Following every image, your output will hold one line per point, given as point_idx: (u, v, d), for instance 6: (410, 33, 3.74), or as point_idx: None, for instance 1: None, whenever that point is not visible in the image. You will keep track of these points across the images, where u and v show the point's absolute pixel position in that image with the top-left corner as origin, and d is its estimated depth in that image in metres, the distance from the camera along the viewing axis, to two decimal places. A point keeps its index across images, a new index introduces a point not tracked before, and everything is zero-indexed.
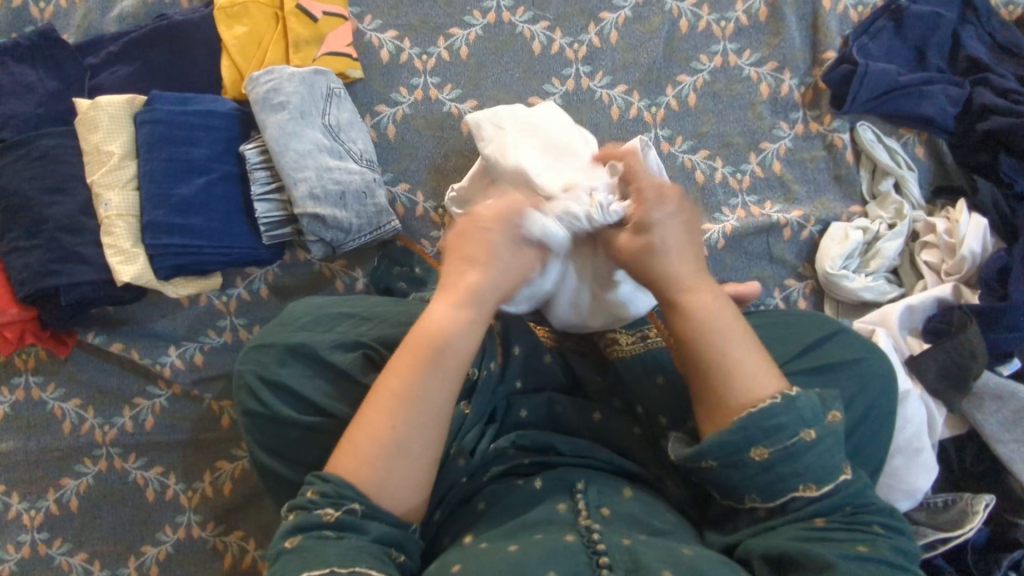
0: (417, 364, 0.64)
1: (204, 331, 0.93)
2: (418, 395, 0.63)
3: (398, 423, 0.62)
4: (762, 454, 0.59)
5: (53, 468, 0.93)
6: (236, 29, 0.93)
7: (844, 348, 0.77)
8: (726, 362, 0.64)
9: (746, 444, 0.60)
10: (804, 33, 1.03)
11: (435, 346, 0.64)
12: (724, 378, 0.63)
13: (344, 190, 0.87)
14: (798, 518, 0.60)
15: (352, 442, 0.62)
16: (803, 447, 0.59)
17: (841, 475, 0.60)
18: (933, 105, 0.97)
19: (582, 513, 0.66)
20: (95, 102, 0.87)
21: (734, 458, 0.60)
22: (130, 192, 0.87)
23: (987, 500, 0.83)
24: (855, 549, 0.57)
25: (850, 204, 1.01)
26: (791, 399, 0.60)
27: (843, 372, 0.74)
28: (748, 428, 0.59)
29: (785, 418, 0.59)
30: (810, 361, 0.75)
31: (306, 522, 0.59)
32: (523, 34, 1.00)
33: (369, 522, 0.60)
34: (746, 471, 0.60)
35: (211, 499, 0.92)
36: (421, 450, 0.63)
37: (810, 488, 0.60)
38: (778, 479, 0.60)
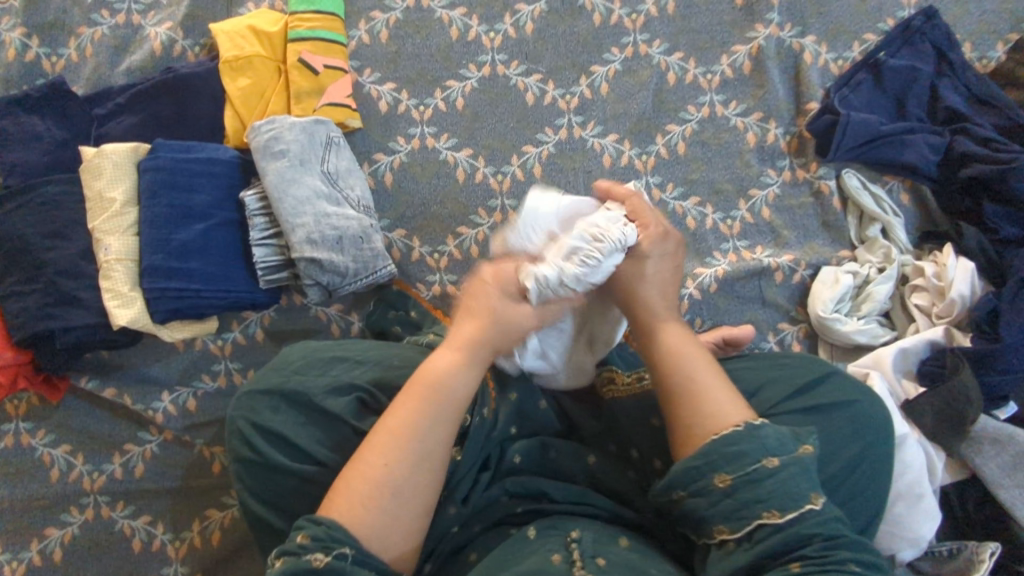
0: (421, 408, 0.66)
1: (198, 375, 0.93)
2: (416, 434, 0.64)
3: (393, 464, 0.63)
4: (724, 480, 0.60)
5: (39, 517, 0.91)
6: (241, 81, 0.97)
7: (844, 393, 0.76)
8: (703, 391, 0.67)
9: (711, 469, 0.61)
10: (788, 86, 1.07)
11: (436, 390, 0.67)
12: (694, 406, 0.66)
13: (341, 235, 0.89)
14: (765, 554, 0.58)
15: (344, 481, 0.63)
16: (765, 474, 0.59)
17: (808, 504, 0.58)
18: (916, 152, 1.00)
19: (578, 563, 0.65)
20: (100, 150, 0.89)
21: (700, 485, 0.61)
22: (131, 237, 0.88)
23: (993, 548, 0.80)
24: None
25: (840, 249, 1.03)
26: (756, 428, 0.62)
27: (836, 414, 0.74)
28: (712, 455, 0.61)
29: (747, 446, 0.61)
30: (791, 398, 0.75)
31: (296, 568, 0.57)
32: (518, 86, 1.04)
33: (356, 573, 0.58)
34: (711, 499, 0.61)
35: (199, 550, 0.90)
36: (412, 495, 0.63)
37: (774, 515, 0.58)
38: (743, 507, 0.59)
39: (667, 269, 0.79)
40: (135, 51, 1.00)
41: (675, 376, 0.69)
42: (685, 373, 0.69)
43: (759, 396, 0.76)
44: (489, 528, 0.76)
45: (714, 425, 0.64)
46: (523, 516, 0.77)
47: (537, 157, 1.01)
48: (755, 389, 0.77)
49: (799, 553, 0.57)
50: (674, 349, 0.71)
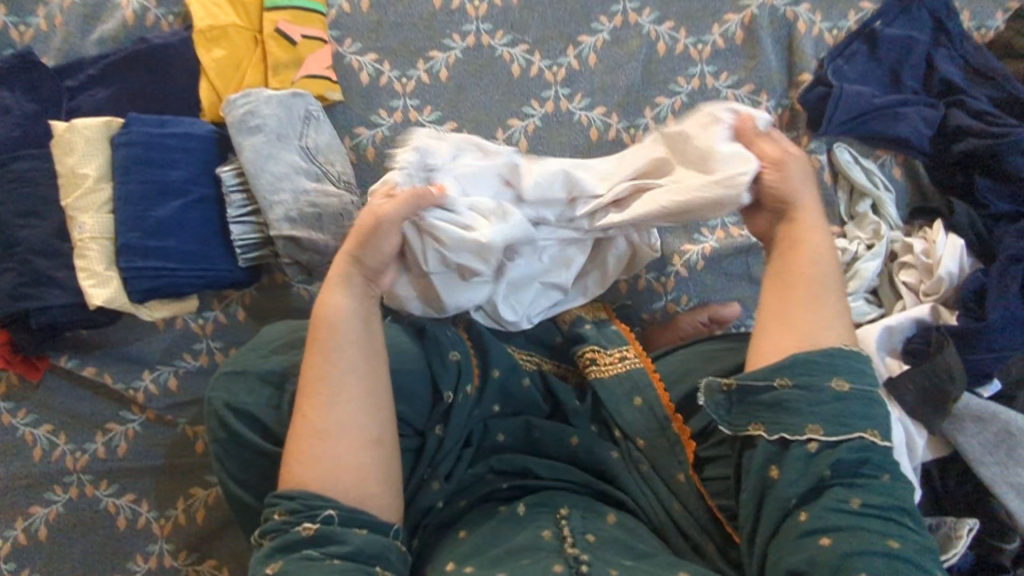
0: (321, 346, 0.69)
1: (179, 354, 0.93)
2: (326, 377, 0.68)
3: (312, 412, 0.67)
4: (842, 385, 0.65)
5: (23, 496, 0.90)
6: (215, 52, 0.93)
7: (864, 373, 0.67)
8: (819, 296, 0.70)
9: (830, 370, 0.66)
10: (781, 56, 1.04)
11: (331, 325, 0.70)
12: (809, 324, 0.69)
13: (321, 213, 0.87)
14: (834, 475, 0.63)
15: (289, 451, 0.66)
16: (868, 401, 0.66)
17: (887, 441, 0.65)
18: (909, 126, 0.98)
19: (568, 539, 0.68)
20: (71, 125, 0.86)
21: (815, 383, 0.65)
22: (104, 215, 0.86)
23: (971, 524, 0.82)
24: (886, 541, 0.59)
25: (829, 224, 1.02)
26: (857, 357, 0.68)
27: (853, 403, 0.65)
28: (836, 361, 0.66)
29: (849, 367, 0.66)
30: (820, 382, 0.65)
31: (287, 542, 0.62)
32: (503, 57, 1.01)
33: (348, 533, 0.62)
34: (819, 398, 0.65)
35: (184, 527, 0.90)
36: (346, 431, 0.66)
37: (874, 434, 0.64)
38: (848, 415, 0.64)
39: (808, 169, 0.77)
40: (106, 20, 0.97)
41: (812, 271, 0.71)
42: (813, 274, 0.71)
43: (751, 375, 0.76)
44: (476, 504, 0.78)
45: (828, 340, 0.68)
46: (508, 492, 0.79)
47: (522, 131, 0.99)
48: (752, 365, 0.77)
49: (866, 489, 0.62)
50: (814, 252, 0.73)
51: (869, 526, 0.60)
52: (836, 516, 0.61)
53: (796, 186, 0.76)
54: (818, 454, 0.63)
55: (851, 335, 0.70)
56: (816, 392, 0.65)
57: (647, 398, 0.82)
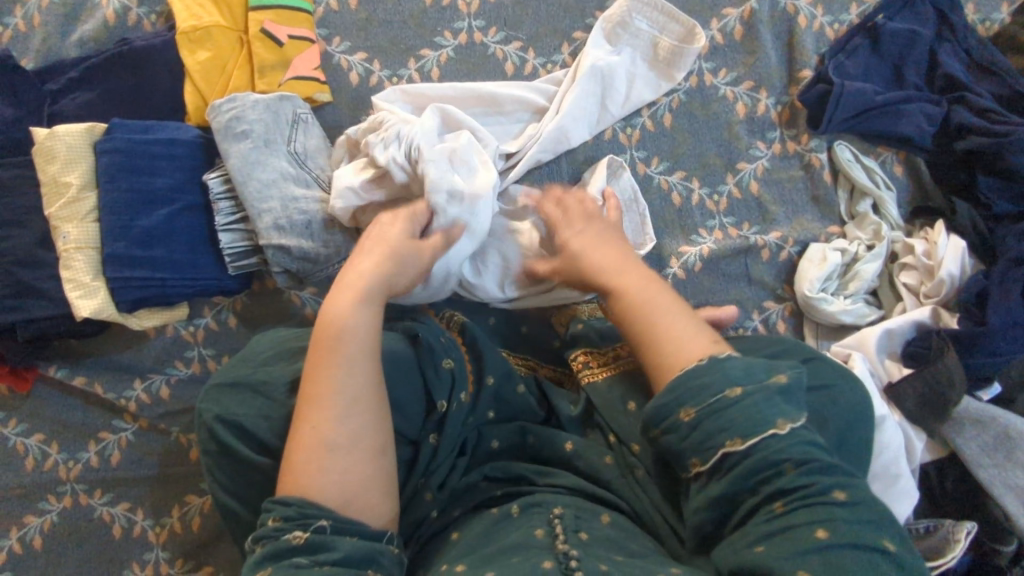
0: (331, 359, 0.67)
1: (171, 362, 0.91)
2: (335, 387, 0.65)
3: (323, 423, 0.64)
4: (689, 412, 0.61)
5: (17, 505, 0.90)
6: (200, 54, 0.91)
7: (713, 380, 0.61)
8: (666, 329, 0.70)
9: (677, 404, 0.62)
10: (781, 52, 1.02)
11: (340, 334, 0.68)
12: (660, 345, 0.70)
13: (311, 220, 0.85)
14: (736, 482, 0.58)
15: (291, 459, 0.63)
16: (727, 402, 0.60)
17: (774, 427, 0.58)
18: (912, 123, 0.96)
19: (560, 536, 0.66)
20: (52, 132, 0.84)
21: (667, 421, 0.62)
22: (89, 224, 0.84)
23: (969, 527, 0.81)
24: (813, 537, 0.54)
25: (829, 224, 1.00)
26: (716, 360, 0.63)
27: (708, 424, 0.60)
28: (678, 389, 0.62)
29: (710, 377, 0.61)
30: (672, 420, 0.62)
31: (277, 551, 0.58)
32: (496, 54, 0.98)
33: (340, 540, 0.59)
34: (679, 435, 0.61)
35: (179, 536, 0.89)
36: (357, 441, 0.65)
37: (736, 442, 0.58)
38: (708, 437, 0.60)
39: (604, 230, 0.83)
40: (87, 20, 0.95)
41: (652, 316, 0.72)
42: (652, 316, 0.72)
43: None
44: (470, 513, 0.76)
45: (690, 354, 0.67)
46: (501, 499, 0.77)
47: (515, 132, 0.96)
48: None
49: (777, 491, 0.57)
50: (637, 288, 0.75)
51: (792, 526, 0.55)
52: (762, 526, 0.56)
53: (599, 248, 0.81)
54: (712, 484, 0.60)
55: (708, 346, 0.67)
56: (676, 429, 0.62)
57: (641, 403, 0.80)
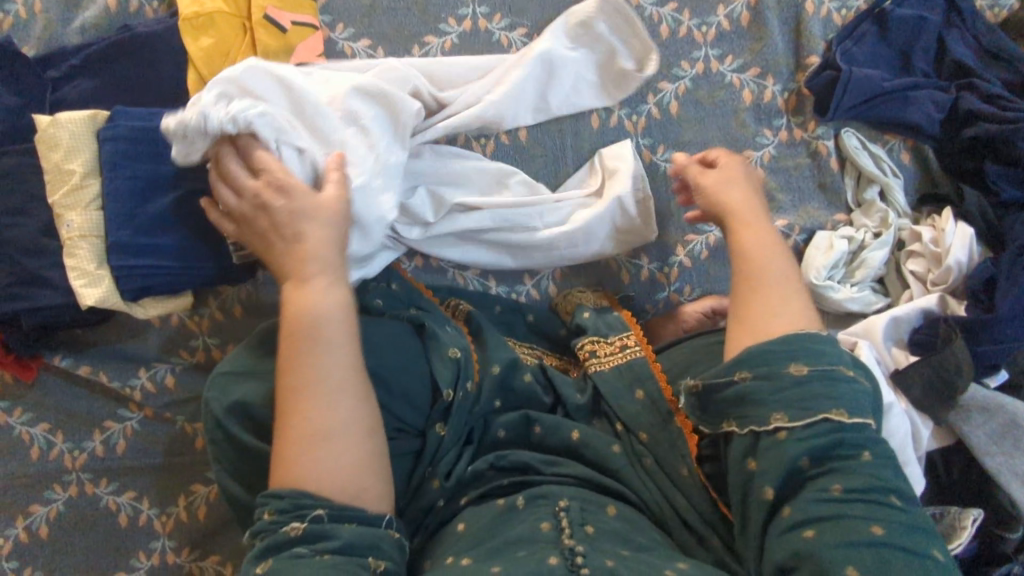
0: (307, 347, 0.65)
1: (175, 351, 0.92)
2: (316, 374, 0.64)
3: (311, 407, 0.63)
4: (800, 369, 0.65)
5: (22, 495, 0.89)
6: (203, 40, 0.90)
7: (829, 351, 0.66)
8: (776, 290, 0.73)
9: (788, 357, 0.65)
10: (789, 38, 1.01)
11: (316, 322, 0.66)
12: (763, 308, 0.72)
13: None
14: (815, 453, 0.61)
15: (282, 444, 0.62)
16: (836, 375, 0.65)
17: (866, 420, 0.63)
18: (919, 110, 0.96)
19: (566, 530, 0.66)
20: (54, 119, 0.84)
21: (771, 370, 0.65)
22: (93, 212, 0.83)
23: (975, 514, 0.81)
24: (869, 530, 0.57)
25: (836, 212, 0.99)
26: (823, 339, 0.67)
27: (814, 385, 0.63)
28: (794, 347, 0.66)
29: (812, 351, 0.66)
30: (777, 369, 0.65)
31: (275, 543, 0.59)
32: (500, 41, 0.98)
33: (337, 530, 0.59)
34: (778, 384, 0.64)
35: (186, 524, 0.89)
36: (345, 425, 0.63)
37: (840, 413, 0.62)
38: (810, 397, 0.63)
39: (744, 176, 0.84)
40: (88, 7, 0.95)
41: (770, 273, 0.74)
42: (765, 272, 0.74)
43: None
44: (477, 502, 0.75)
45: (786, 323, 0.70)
46: (507, 488, 0.76)
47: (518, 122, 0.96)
48: None
49: (843, 478, 0.60)
50: (756, 244, 0.77)
51: (848, 513, 0.58)
52: (820, 504, 0.59)
53: (727, 190, 0.82)
54: (788, 444, 0.62)
55: (811, 322, 0.71)
56: (777, 380, 0.65)
57: (648, 391, 0.81)
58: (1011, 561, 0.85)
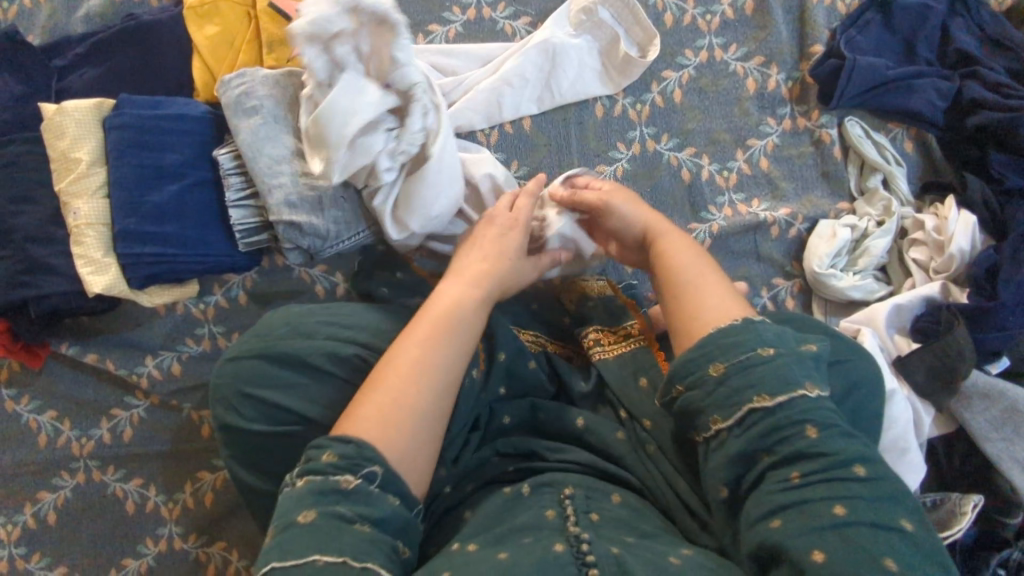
0: (438, 336, 0.69)
1: (182, 339, 0.92)
2: (438, 359, 0.67)
3: (422, 386, 0.65)
4: (718, 368, 0.61)
5: (30, 482, 0.90)
6: (207, 28, 0.91)
7: (745, 338, 0.61)
8: (692, 285, 0.71)
9: (705, 360, 0.62)
10: (792, 27, 1.02)
11: (451, 318, 0.71)
12: (691, 305, 0.69)
13: (321, 195, 0.85)
14: (762, 445, 0.58)
15: (373, 405, 0.64)
16: (756, 361, 0.60)
17: (797, 391, 0.58)
18: (923, 98, 0.96)
19: (571, 518, 0.65)
20: (61, 107, 0.85)
21: (695, 377, 0.62)
22: (100, 199, 0.84)
23: (975, 500, 0.81)
24: (831, 512, 0.53)
25: (839, 201, 1.00)
26: (750, 321, 0.63)
27: (737, 380, 0.59)
28: (708, 346, 0.62)
29: (746, 335, 0.61)
30: (701, 373, 0.61)
31: (324, 487, 0.58)
32: (505, 30, 0.99)
33: (380, 498, 0.59)
34: (705, 389, 0.61)
35: (191, 511, 0.89)
36: (442, 417, 0.66)
37: (764, 399, 0.58)
38: (736, 394, 0.59)
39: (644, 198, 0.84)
40: None
41: (673, 275, 0.73)
42: (677, 272, 0.73)
43: None
44: (483, 488, 0.77)
45: (714, 315, 0.66)
46: (515, 475, 0.78)
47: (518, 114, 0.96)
48: None
49: (797, 460, 0.56)
50: (672, 250, 0.75)
51: (809, 499, 0.54)
52: (775, 497, 0.56)
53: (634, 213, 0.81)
54: (732, 443, 0.59)
55: (739, 309, 0.67)
56: (702, 384, 0.61)
57: (652, 379, 0.81)
58: (1010, 548, 0.86)
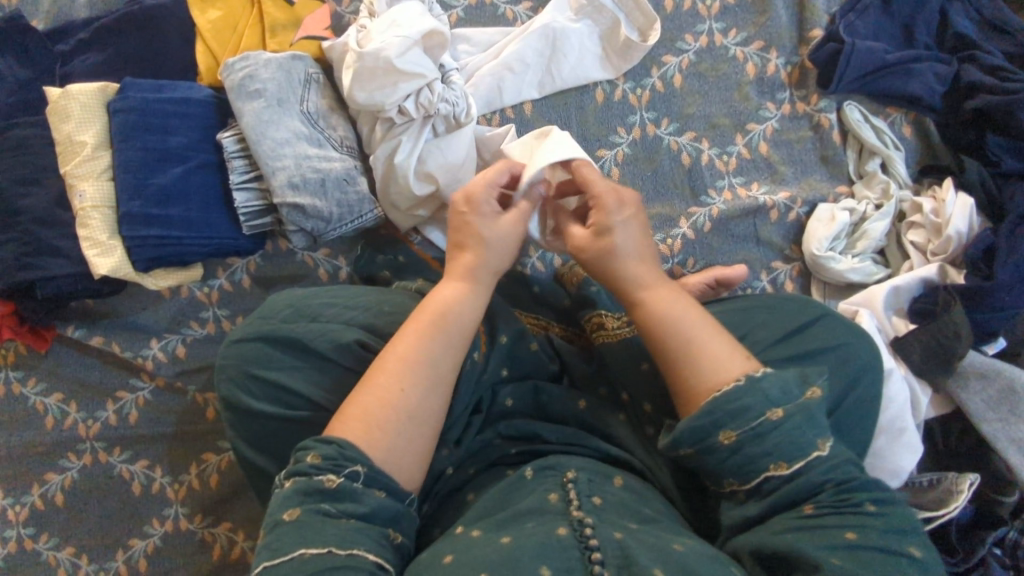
0: (430, 333, 0.69)
1: (186, 322, 0.93)
2: (429, 359, 0.68)
3: (406, 387, 0.66)
4: (729, 436, 0.59)
5: (38, 463, 0.91)
6: (211, 13, 0.92)
7: (754, 402, 0.59)
8: (692, 350, 0.65)
9: (716, 427, 0.59)
10: (791, 12, 1.02)
11: (444, 315, 0.70)
12: (689, 369, 0.64)
13: (324, 178, 0.85)
14: (776, 503, 0.59)
15: (359, 408, 0.64)
16: (769, 427, 0.58)
17: (815, 451, 0.59)
18: (921, 83, 0.97)
19: (574, 501, 0.64)
20: (66, 91, 0.85)
21: (707, 443, 0.60)
22: (105, 182, 0.85)
23: (972, 479, 0.81)
24: (843, 537, 0.55)
25: (838, 184, 1.00)
26: (755, 379, 0.60)
27: (751, 448, 0.58)
28: (715, 412, 0.60)
29: (750, 400, 0.59)
30: (711, 441, 0.60)
31: (308, 488, 0.59)
32: (506, 15, 1.00)
33: (367, 493, 0.60)
34: (718, 457, 0.60)
35: (197, 492, 0.90)
36: (429, 419, 0.66)
37: (781, 466, 0.59)
38: (750, 460, 0.59)
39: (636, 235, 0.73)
40: None
41: (670, 329, 0.67)
42: (672, 334, 0.67)
43: (746, 340, 0.74)
44: (485, 470, 0.77)
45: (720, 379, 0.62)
46: (517, 457, 0.78)
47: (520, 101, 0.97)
48: (742, 331, 0.75)
49: (812, 498, 0.58)
50: (663, 306, 0.69)
51: (821, 527, 0.56)
52: (788, 523, 0.57)
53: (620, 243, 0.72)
54: (750, 503, 0.60)
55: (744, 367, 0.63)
56: (714, 452, 0.60)
57: (656, 363, 0.80)
58: (1006, 526, 0.84)
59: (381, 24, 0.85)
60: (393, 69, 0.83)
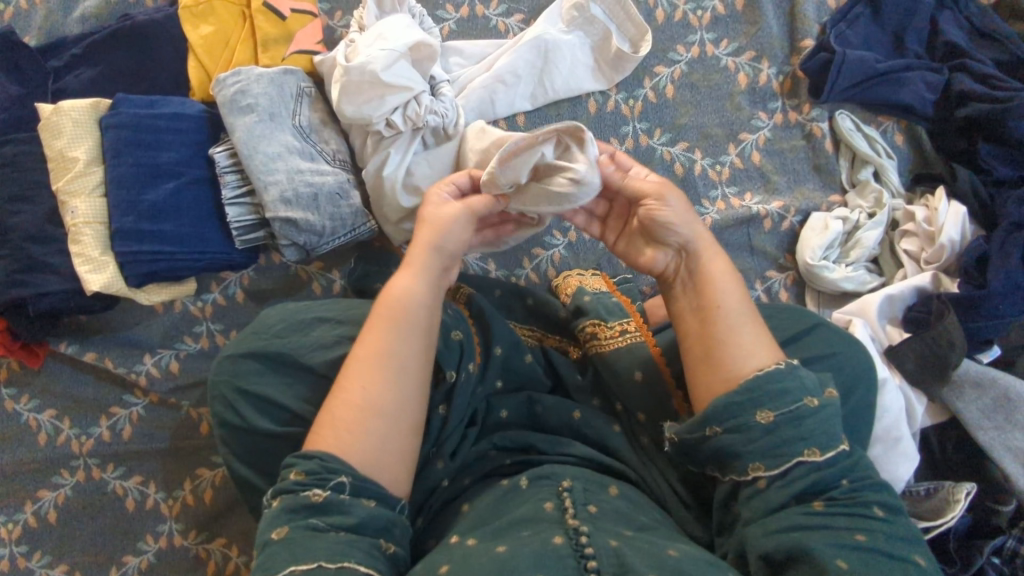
0: (387, 328, 0.68)
1: (180, 337, 0.92)
2: (388, 351, 0.67)
3: (376, 387, 0.65)
4: (767, 417, 0.60)
5: (31, 480, 0.91)
6: (203, 28, 0.92)
7: (795, 386, 0.61)
8: (738, 327, 0.67)
9: (752, 406, 0.61)
10: (782, 22, 1.03)
11: (400, 307, 0.69)
12: (732, 345, 0.66)
13: (317, 192, 0.85)
14: (795, 494, 0.59)
15: (330, 416, 0.65)
16: (806, 413, 0.60)
17: (839, 446, 0.60)
18: (912, 92, 0.97)
19: (569, 510, 0.64)
20: (58, 107, 0.85)
21: (741, 422, 0.61)
22: (97, 199, 0.85)
23: (969, 487, 0.80)
24: (853, 539, 0.55)
25: (830, 193, 1.01)
26: (794, 367, 0.63)
27: (786, 431, 0.60)
28: (756, 390, 0.61)
29: (792, 383, 0.61)
30: (746, 420, 0.61)
31: (295, 505, 0.59)
32: (498, 27, 1.00)
33: (356, 505, 0.60)
34: (751, 435, 0.60)
35: (192, 507, 0.90)
36: (397, 412, 0.66)
37: (813, 453, 0.59)
38: (784, 443, 0.60)
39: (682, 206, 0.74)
40: None
41: (711, 312, 0.68)
42: (719, 310, 0.68)
43: None
44: (479, 482, 0.77)
45: (758, 362, 0.65)
46: (511, 468, 0.77)
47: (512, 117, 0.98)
48: None
49: (826, 494, 0.59)
50: (713, 282, 0.70)
51: (835, 526, 0.56)
52: (801, 518, 0.57)
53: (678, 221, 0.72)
54: (771, 493, 0.59)
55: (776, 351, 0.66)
56: (747, 430, 0.60)
57: (648, 372, 0.80)
58: (1004, 535, 0.84)
59: (369, 38, 0.85)
60: (379, 81, 0.83)
